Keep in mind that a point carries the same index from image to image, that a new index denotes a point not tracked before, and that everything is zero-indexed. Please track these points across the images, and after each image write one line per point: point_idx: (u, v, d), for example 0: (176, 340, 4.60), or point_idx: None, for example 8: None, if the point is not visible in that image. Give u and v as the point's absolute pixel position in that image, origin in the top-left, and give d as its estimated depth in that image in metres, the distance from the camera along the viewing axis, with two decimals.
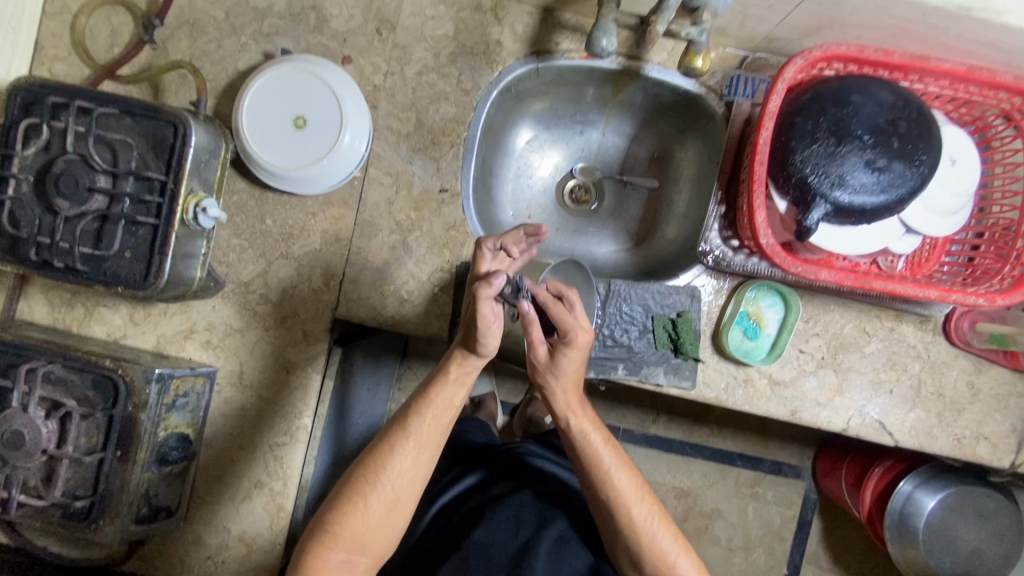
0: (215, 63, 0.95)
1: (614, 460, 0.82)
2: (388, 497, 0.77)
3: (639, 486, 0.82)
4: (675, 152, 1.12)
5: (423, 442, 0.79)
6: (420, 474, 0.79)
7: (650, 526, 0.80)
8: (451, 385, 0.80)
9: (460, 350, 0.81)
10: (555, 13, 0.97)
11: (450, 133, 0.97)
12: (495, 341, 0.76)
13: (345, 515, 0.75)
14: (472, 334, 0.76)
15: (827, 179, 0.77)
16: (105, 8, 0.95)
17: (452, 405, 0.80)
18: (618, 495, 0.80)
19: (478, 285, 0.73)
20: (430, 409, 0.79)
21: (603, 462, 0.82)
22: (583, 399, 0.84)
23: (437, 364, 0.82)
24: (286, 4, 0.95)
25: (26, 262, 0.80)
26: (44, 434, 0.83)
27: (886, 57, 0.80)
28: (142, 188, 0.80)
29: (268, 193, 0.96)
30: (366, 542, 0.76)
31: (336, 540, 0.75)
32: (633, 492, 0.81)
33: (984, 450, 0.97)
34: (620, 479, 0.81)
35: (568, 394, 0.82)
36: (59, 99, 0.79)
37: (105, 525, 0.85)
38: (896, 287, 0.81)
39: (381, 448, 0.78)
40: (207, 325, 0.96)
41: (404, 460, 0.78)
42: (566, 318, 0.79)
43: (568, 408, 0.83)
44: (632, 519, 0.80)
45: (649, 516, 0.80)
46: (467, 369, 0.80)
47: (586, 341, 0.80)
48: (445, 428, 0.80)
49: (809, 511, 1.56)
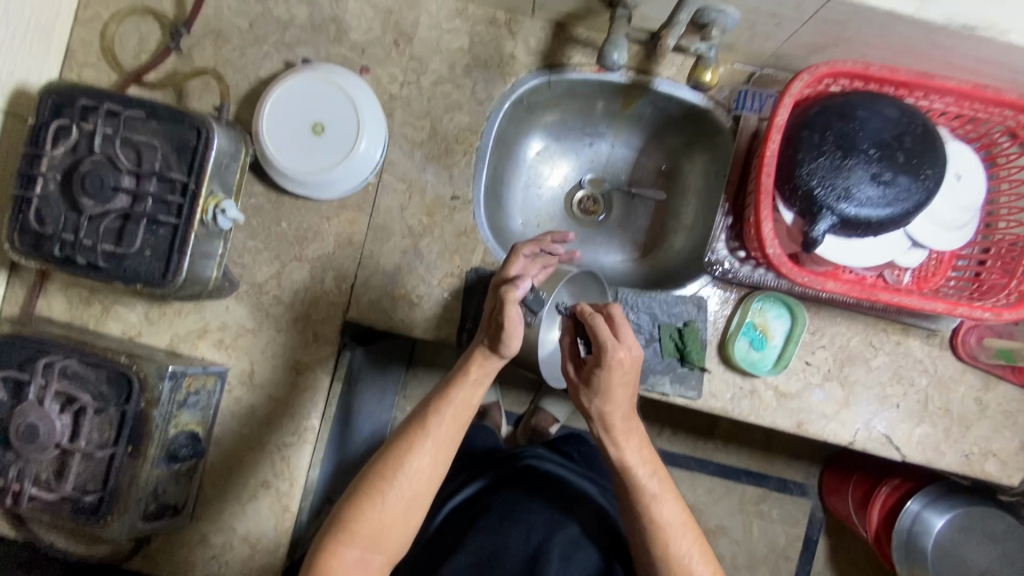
0: (237, 71, 0.99)
1: (659, 493, 0.78)
2: (406, 495, 0.77)
3: (683, 521, 0.79)
4: (683, 166, 1.13)
5: (441, 440, 0.79)
6: (438, 472, 0.79)
7: (688, 562, 0.77)
8: (470, 385, 0.81)
9: (481, 351, 0.82)
10: (568, 29, 0.99)
11: (463, 142, 0.99)
12: (519, 346, 0.79)
13: (361, 512, 0.76)
14: (495, 332, 0.79)
15: (834, 192, 0.78)
16: (133, 18, 0.99)
17: (471, 403, 0.81)
18: (658, 526, 0.78)
19: (507, 290, 0.79)
20: (449, 407, 0.80)
21: (650, 492, 0.78)
22: (631, 424, 0.80)
23: (457, 364, 0.83)
24: (308, 16, 0.99)
25: (51, 258, 0.82)
26: (59, 427, 0.84)
27: (891, 74, 0.82)
28: (164, 188, 0.83)
29: (284, 197, 0.98)
30: (382, 540, 0.76)
31: (352, 536, 0.75)
32: (676, 525, 0.78)
33: (993, 467, 0.96)
34: (663, 512, 0.78)
35: (611, 418, 0.79)
36: (88, 101, 0.82)
37: (113, 521, 0.85)
38: (902, 300, 0.82)
39: (399, 445, 0.79)
40: (220, 324, 0.98)
41: (423, 458, 0.78)
42: (599, 331, 0.77)
43: (609, 437, 0.80)
44: (669, 553, 0.78)
45: (689, 552, 0.77)
46: (487, 370, 0.82)
47: (625, 360, 0.76)
48: (462, 427, 0.81)
49: (815, 530, 1.54)
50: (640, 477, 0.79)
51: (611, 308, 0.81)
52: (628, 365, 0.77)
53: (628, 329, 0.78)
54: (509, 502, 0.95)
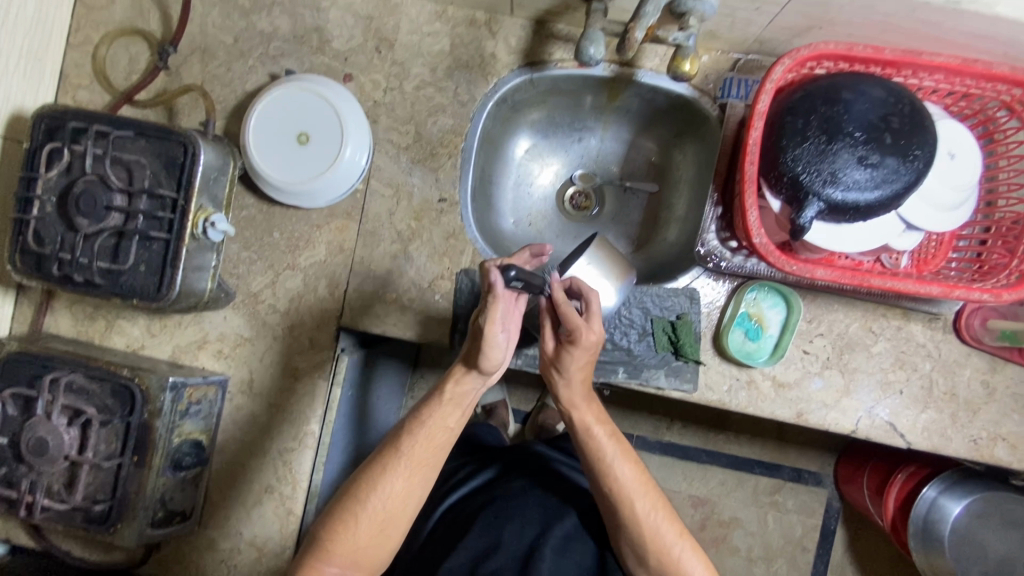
0: (224, 86, 1.00)
1: (616, 451, 0.83)
2: (378, 519, 0.78)
3: (643, 481, 0.82)
4: (674, 157, 1.12)
5: (416, 462, 0.80)
6: (412, 495, 0.80)
7: (653, 521, 0.81)
8: (446, 406, 0.81)
9: (460, 368, 0.82)
10: (548, 25, 0.99)
11: (447, 144, 0.99)
12: (498, 357, 0.78)
13: (337, 532, 0.77)
14: (476, 349, 0.78)
15: (819, 177, 0.76)
16: (123, 39, 1.01)
17: (446, 426, 0.80)
18: (619, 486, 0.82)
19: (489, 299, 0.75)
20: (423, 429, 0.80)
21: (606, 453, 0.83)
22: (591, 393, 0.85)
23: (435, 384, 0.83)
24: (290, 27, 1.00)
25: (50, 277, 0.85)
26: (67, 440, 0.87)
27: (877, 54, 0.80)
28: (155, 205, 0.85)
29: (276, 207, 1.00)
30: (359, 558, 0.78)
31: (329, 554, 0.77)
32: (637, 487, 0.81)
33: (1003, 451, 0.94)
34: (621, 474, 0.82)
35: (573, 386, 0.83)
36: (78, 124, 0.84)
37: (123, 529, 0.89)
38: (896, 285, 0.80)
39: (374, 466, 0.79)
40: (219, 335, 1.00)
41: (396, 481, 0.79)
42: (570, 317, 0.78)
43: (571, 403, 0.84)
44: (636, 514, 0.81)
45: (652, 512, 0.81)
46: (462, 391, 0.81)
47: (593, 341, 0.79)
48: (439, 447, 0.81)
49: (832, 520, 1.52)
50: (599, 438, 0.83)
51: (582, 282, 0.83)
52: (595, 344, 0.80)
53: (598, 314, 0.80)
54: (504, 501, 0.95)
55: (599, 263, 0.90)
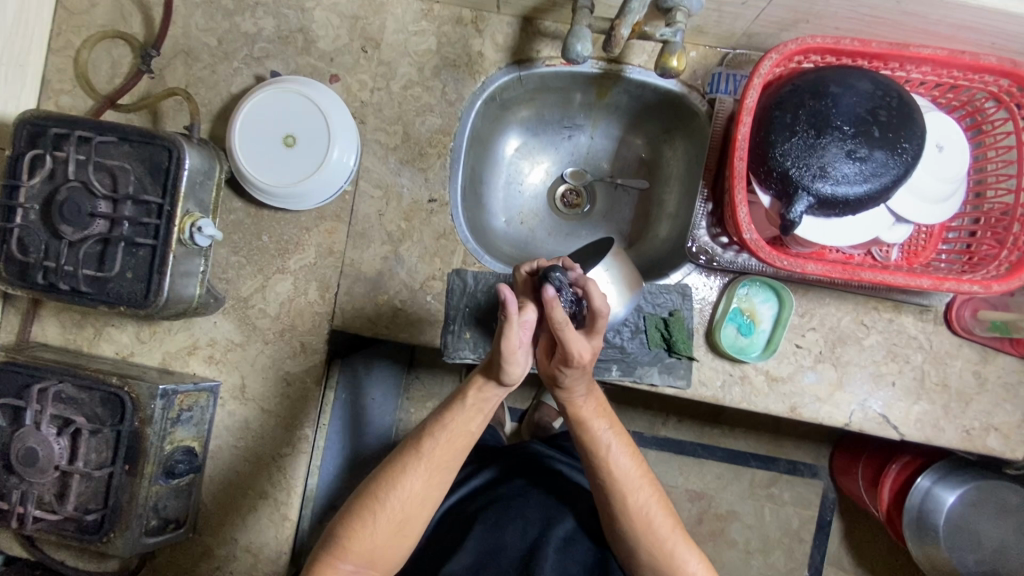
0: (209, 88, 0.99)
1: (614, 443, 0.83)
2: (395, 519, 0.78)
3: (642, 474, 0.83)
4: (664, 154, 1.12)
5: (436, 465, 0.79)
6: (431, 496, 0.80)
7: (647, 511, 0.82)
8: (468, 410, 0.81)
9: (479, 376, 0.81)
10: (535, 23, 0.99)
11: (436, 144, 0.99)
12: (517, 373, 0.78)
13: (354, 529, 0.77)
14: (495, 363, 0.77)
15: (809, 171, 0.76)
16: (105, 42, 1.00)
17: (468, 430, 0.80)
18: (616, 476, 0.82)
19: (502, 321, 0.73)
20: (444, 431, 0.80)
21: (604, 448, 0.83)
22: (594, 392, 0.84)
23: (456, 387, 0.83)
24: (275, 28, 0.99)
25: (35, 286, 0.84)
26: (57, 450, 0.86)
27: (863, 47, 0.80)
28: (140, 211, 0.84)
29: (264, 210, 0.99)
30: (375, 558, 0.78)
31: (344, 552, 0.77)
32: (634, 478, 0.82)
33: (995, 441, 0.95)
34: (619, 464, 0.82)
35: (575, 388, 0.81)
36: (60, 130, 0.83)
37: (115, 538, 0.88)
38: (887, 278, 0.80)
39: (395, 466, 0.79)
40: (209, 340, 0.99)
41: (416, 481, 0.79)
42: (567, 340, 0.74)
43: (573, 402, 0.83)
44: (630, 505, 0.82)
45: (647, 503, 0.82)
46: (484, 396, 0.81)
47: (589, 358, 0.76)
48: (460, 451, 0.81)
49: (827, 511, 1.52)
50: (597, 433, 0.83)
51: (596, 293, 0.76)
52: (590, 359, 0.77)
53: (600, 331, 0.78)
54: (502, 502, 0.95)
55: (615, 270, 0.90)
